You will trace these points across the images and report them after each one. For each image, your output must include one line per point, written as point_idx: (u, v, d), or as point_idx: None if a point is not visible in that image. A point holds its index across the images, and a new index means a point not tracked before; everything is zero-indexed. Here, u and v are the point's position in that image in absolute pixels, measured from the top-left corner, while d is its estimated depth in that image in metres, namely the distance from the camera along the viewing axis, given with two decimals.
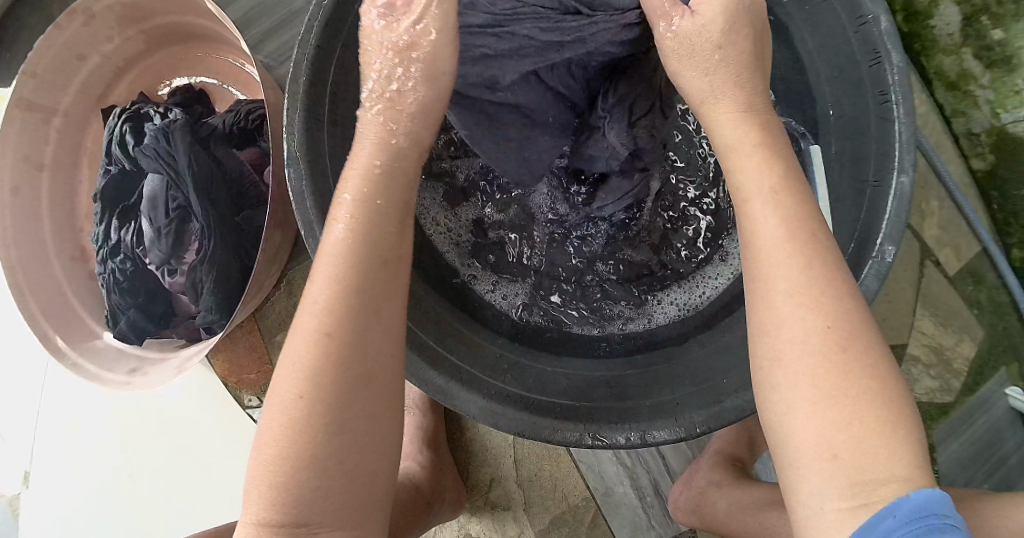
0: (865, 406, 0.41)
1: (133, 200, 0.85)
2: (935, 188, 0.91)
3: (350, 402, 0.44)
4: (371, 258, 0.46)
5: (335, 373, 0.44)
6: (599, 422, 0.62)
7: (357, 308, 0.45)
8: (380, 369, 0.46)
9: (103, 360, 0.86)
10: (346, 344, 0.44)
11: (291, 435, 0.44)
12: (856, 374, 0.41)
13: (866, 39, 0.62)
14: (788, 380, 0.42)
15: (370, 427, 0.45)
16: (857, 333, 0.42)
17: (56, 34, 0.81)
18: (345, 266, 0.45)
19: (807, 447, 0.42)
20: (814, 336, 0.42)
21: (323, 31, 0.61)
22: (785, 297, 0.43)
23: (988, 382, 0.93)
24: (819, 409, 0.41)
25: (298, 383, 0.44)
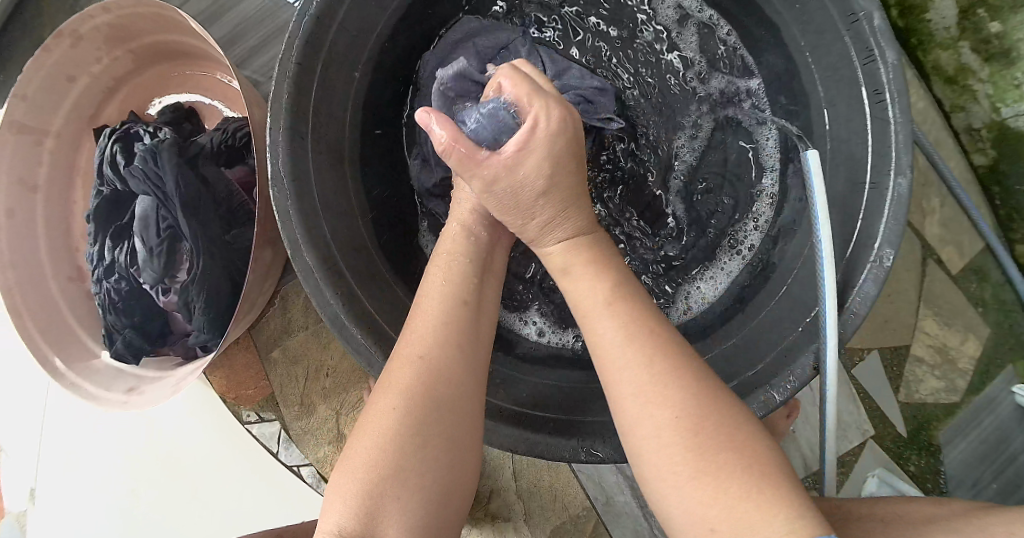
0: (727, 465, 0.47)
1: (125, 219, 0.85)
2: (935, 185, 0.90)
3: (432, 409, 0.55)
4: (461, 295, 0.60)
5: (418, 390, 0.55)
6: (593, 437, 0.61)
7: (452, 338, 0.58)
8: (450, 383, 0.56)
9: (102, 380, 0.86)
10: (433, 363, 0.56)
11: (374, 432, 0.54)
12: (708, 435, 0.48)
13: (858, 38, 0.60)
14: (646, 464, 0.50)
15: (445, 430, 0.55)
16: (696, 413, 0.49)
17: (44, 57, 0.81)
18: (442, 305, 0.59)
19: (690, 521, 0.48)
20: (652, 421, 0.50)
21: (304, 49, 0.60)
22: (652, 408, 0.50)
23: (995, 381, 0.92)
24: (663, 469, 0.49)
25: (392, 397, 0.55)
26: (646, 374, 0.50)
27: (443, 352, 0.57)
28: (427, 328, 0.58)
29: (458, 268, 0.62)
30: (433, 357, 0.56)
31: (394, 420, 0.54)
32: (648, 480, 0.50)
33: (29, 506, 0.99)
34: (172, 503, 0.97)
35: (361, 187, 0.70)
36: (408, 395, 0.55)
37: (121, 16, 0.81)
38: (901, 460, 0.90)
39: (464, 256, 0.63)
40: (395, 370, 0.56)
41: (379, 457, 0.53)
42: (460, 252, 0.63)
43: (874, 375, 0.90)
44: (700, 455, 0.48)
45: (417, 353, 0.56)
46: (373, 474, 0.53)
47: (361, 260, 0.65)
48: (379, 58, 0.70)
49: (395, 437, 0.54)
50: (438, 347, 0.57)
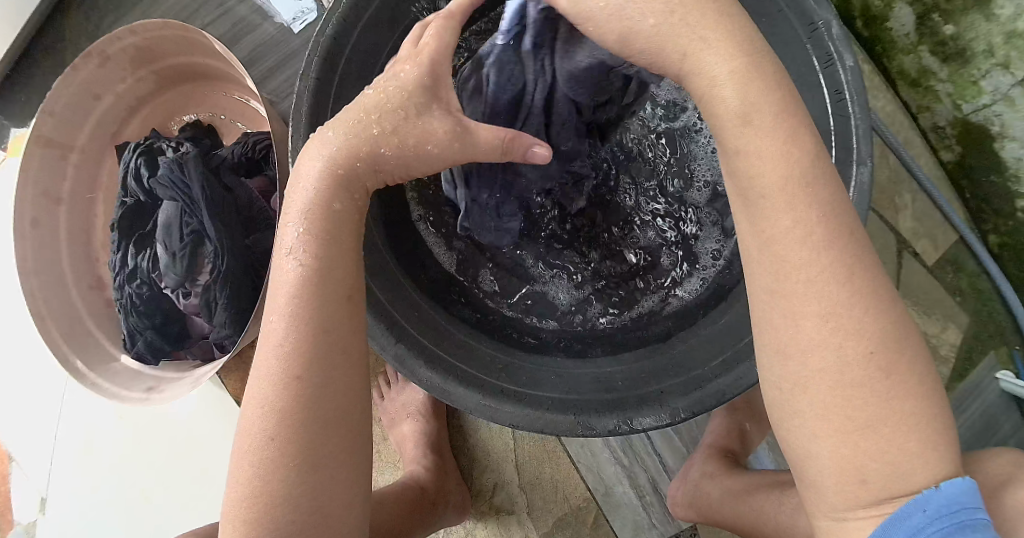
0: (888, 380, 0.46)
1: (148, 228, 0.90)
2: (907, 182, 0.95)
3: (314, 431, 0.50)
4: (317, 314, 0.51)
5: (296, 415, 0.50)
6: (588, 412, 0.66)
7: (317, 349, 0.51)
8: (316, 405, 0.50)
9: (120, 380, 0.90)
10: (309, 384, 0.50)
11: (255, 465, 0.51)
12: (882, 353, 0.46)
13: (819, 44, 0.66)
14: (804, 348, 0.46)
15: (329, 451, 0.51)
16: (873, 299, 0.46)
17: (73, 75, 0.87)
18: (292, 327, 0.51)
19: (815, 415, 0.46)
20: (835, 298, 0.46)
21: (322, 65, 0.66)
22: (834, 283, 0.46)
23: (977, 367, 0.96)
24: (823, 348, 0.46)
25: (263, 421, 0.51)
26: (837, 304, 0.45)
27: (308, 362, 0.50)
28: (280, 345, 0.51)
29: (320, 257, 0.52)
30: (300, 372, 0.50)
31: (273, 446, 0.50)
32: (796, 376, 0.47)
33: (39, 515, 1.02)
34: (181, 505, 1.00)
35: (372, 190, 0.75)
36: (279, 418, 0.50)
37: (148, 38, 0.88)
38: None
39: (333, 241, 0.53)
40: (261, 390, 0.51)
41: (261, 485, 0.50)
42: (328, 237, 0.53)
43: None
44: (862, 341, 0.46)
45: (279, 372, 0.50)
46: (262, 504, 0.50)
47: (371, 255, 0.71)
48: None
49: (280, 462, 0.50)
50: (300, 358, 0.50)
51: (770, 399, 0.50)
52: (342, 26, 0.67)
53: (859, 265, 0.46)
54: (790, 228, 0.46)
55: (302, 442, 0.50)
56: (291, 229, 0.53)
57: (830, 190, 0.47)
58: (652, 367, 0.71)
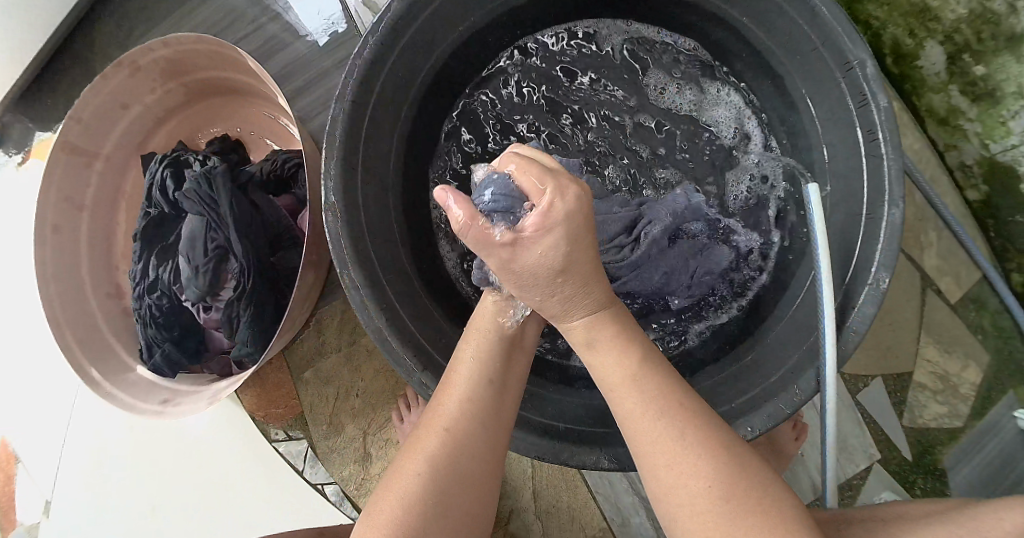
0: (755, 519, 0.49)
1: (171, 239, 0.90)
2: (932, 219, 0.95)
3: (445, 486, 0.55)
4: (495, 372, 0.61)
5: (438, 467, 0.56)
6: (615, 446, 0.64)
7: (489, 403, 0.59)
8: (464, 464, 0.57)
9: (135, 391, 0.89)
10: (459, 436, 0.57)
11: (395, 503, 0.55)
12: (747, 488, 0.50)
13: (853, 83, 0.66)
14: (678, 495, 0.51)
15: (458, 509, 0.56)
16: (732, 446, 0.52)
17: (102, 83, 0.87)
18: (479, 378, 0.59)
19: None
20: (695, 452, 0.51)
21: (358, 85, 0.66)
22: (651, 436, 0.53)
23: (996, 406, 0.95)
24: (696, 500, 0.50)
25: (417, 464, 0.56)
26: (709, 440, 0.52)
27: (467, 428, 0.57)
28: (450, 405, 0.58)
29: (487, 353, 0.61)
30: (456, 432, 0.57)
31: (418, 488, 0.55)
32: (655, 486, 0.53)
33: (43, 518, 1.01)
34: (195, 521, 0.99)
35: (402, 215, 0.75)
36: (432, 468, 0.55)
37: (179, 51, 0.88)
38: (907, 484, 0.93)
39: (496, 344, 0.62)
40: (421, 440, 0.57)
41: (399, 519, 0.54)
42: (492, 345, 0.62)
43: (877, 402, 0.94)
44: (734, 487, 0.50)
45: (441, 427, 0.57)
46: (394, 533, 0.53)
47: (401, 282, 0.70)
48: (420, 101, 0.76)
49: (420, 504, 0.54)
50: (465, 422, 0.57)
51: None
52: (379, 48, 0.66)
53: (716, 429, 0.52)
54: (611, 376, 0.55)
55: (444, 492, 0.55)
56: (471, 333, 0.63)
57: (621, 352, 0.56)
58: None
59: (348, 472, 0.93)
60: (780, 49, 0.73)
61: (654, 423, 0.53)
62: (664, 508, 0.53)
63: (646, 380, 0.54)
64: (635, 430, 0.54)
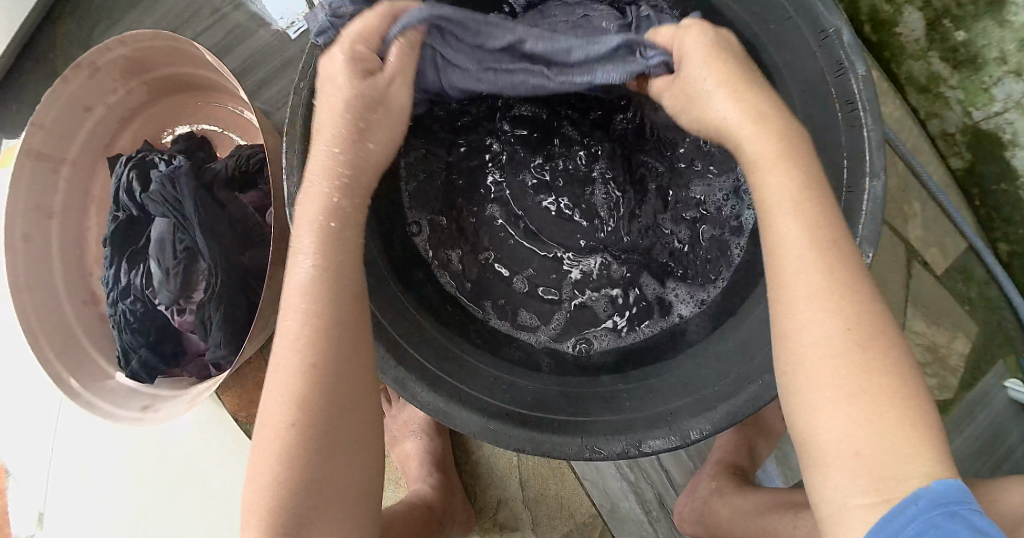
0: (883, 401, 0.45)
1: (140, 244, 0.88)
2: (916, 190, 0.94)
3: (334, 430, 0.51)
4: (341, 300, 0.51)
5: (313, 415, 0.50)
6: (595, 435, 0.63)
7: (342, 324, 0.51)
8: (336, 399, 0.50)
9: (116, 398, 0.88)
10: (322, 375, 0.50)
11: (270, 453, 0.50)
12: (883, 383, 0.45)
13: (830, 52, 0.64)
14: (813, 383, 0.46)
15: (349, 437, 0.51)
16: (881, 339, 0.46)
17: (63, 87, 0.85)
18: (319, 305, 0.51)
19: (837, 441, 0.45)
20: (838, 339, 0.46)
21: (315, 75, 0.64)
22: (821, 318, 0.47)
23: (986, 376, 0.94)
24: (839, 374, 0.45)
25: (284, 414, 0.50)
26: (849, 330, 0.46)
27: (329, 362, 0.50)
28: (303, 340, 0.50)
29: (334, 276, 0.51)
30: (318, 368, 0.50)
31: (287, 435, 0.49)
32: (801, 402, 0.47)
33: (36, 529, 1.00)
34: (187, 527, 0.98)
35: (370, 207, 0.73)
36: (301, 409, 0.49)
37: (137, 49, 0.85)
38: None
39: (337, 263, 0.52)
40: (276, 384, 0.50)
41: (276, 476, 0.49)
42: (334, 256, 0.52)
43: None
44: (870, 377, 0.45)
45: (301, 366, 0.50)
46: (283, 491, 0.49)
47: (371, 275, 0.69)
48: None
49: (298, 452, 0.49)
50: (323, 347, 0.50)
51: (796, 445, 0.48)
52: (336, 34, 0.65)
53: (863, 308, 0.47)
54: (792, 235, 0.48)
55: (323, 427, 0.50)
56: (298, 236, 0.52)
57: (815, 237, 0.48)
58: (660, 387, 0.69)
59: None
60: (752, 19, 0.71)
61: (812, 334, 0.47)
62: (801, 422, 0.47)
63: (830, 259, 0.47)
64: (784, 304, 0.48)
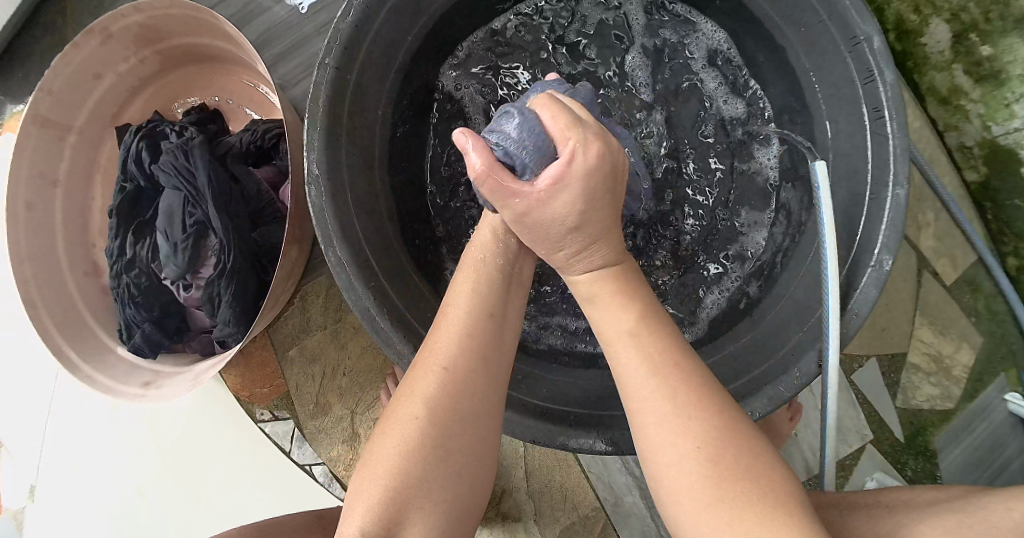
0: (743, 503, 0.47)
1: (148, 216, 0.87)
2: (930, 199, 0.94)
3: (449, 433, 0.54)
4: (486, 320, 0.58)
5: (426, 413, 0.54)
6: (611, 429, 0.63)
7: (485, 338, 0.58)
8: (481, 405, 0.56)
9: (116, 373, 0.86)
10: (457, 374, 0.55)
11: (406, 441, 0.54)
12: (729, 476, 0.48)
13: (860, 59, 0.64)
14: (672, 485, 0.50)
15: (461, 443, 0.55)
16: (722, 439, 0.49)
17: (74, 53, 0.83)
18: (469, 317, 0.58)
19: (704, 535, 0.48)
20: (679, 439, 0.50)
21: (340, 53, 0.63)
22: (656, 427, 0.51)
23: (988, 388, 0.95)
24: (674, 472, 0.50)
25: (416, 408, 0.54)
26: (689, 431, 0.50)
27: (462, 368, 0.55)
28: (445, 346, 0.56)
29: (479, 297, 0.59)
30: (453, 368, 0.55)
31: (416, 430, 0.54)
32: (654, 467, 0.51)
33: (28, 503, 0.99)
34: (182, 504, 0.97)
35: (389, 190, 0.72)
36: (429, 406, 0.54)
37: (153, 17, 0.84)
38: (898, 465, 0.93)
39: (487, 289, 0.60)
40: (417, 382, 0.56)
41: (398, 466, 0.53)
42: (483, 289, 0.60)
43: (872, 381, 0.93)
44: (718, 484, 0.48)
45: (437, 368, 0.55)
46: (396, 483, 0.52)
47: (389, 258, 0.68)
48: (409, 69, 0.74)
49: (417, 447, 0.53)
50: (461, 361, 0.56)
51: (673, 531, 0.51)
52: (365, 11, 0.63)
53: (714, 405, 0.51)
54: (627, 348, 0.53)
55: (443, 433, 0.54)
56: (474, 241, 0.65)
57: (643, 347, 0.53)
58: None
59: (336, 453, 0.91)
60: (785, 21, 0.71)
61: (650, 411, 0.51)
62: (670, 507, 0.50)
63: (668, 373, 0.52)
64: (646, 407, 0.51)
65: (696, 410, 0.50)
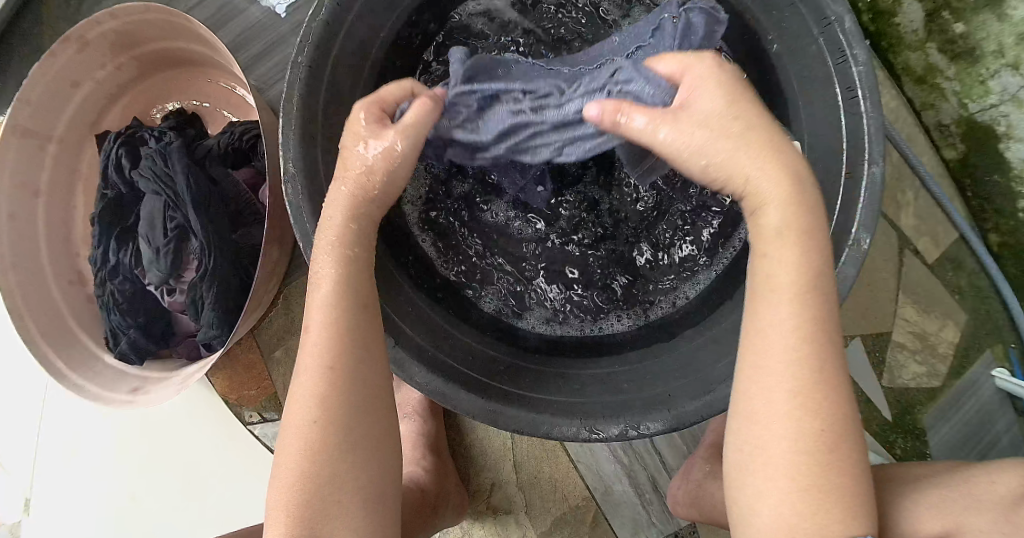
0: (826, 473, 0.47)
1: (130, 222, 0.87)
2: (911, 179, 0.95)
3: (345, 427, 0.53)
4: (354, 303, 0.55)
5: (319, 413, 0.53)
6: (595, 416, 0.63)
7: (361, 325, 0.55)
8: (368, 389, 0.55)
9: (105, 381, 0.86)
10: (343, 374, 0.53)
11: (307, 445, 0.53)
12: (828, 455, 0.48)
13: (832, 39, 0.64)
14: (765, 452, 0.49)
15: (364, 433, 0.54)
16: (832, 402, 0.48)
17: (51, 61, 0.83)
18: (336, 306, 0.54)
19: (772, 493, 0.48)
20: (784, 399, 0.48)
21: (313, 50, 0.63)
22: (784, 387, 0.48)
23: (973, 364, 0.96)
24: (781, 428, 0.48)
25: (309, 410, 0.53)
26: (813, 396, 0.48)
27: (339, 357, 0.54)
28: (319, 339, 0.54)
29: (343, 281, 0.55)
30: (334, 362, 0.53)
31: (313, 432, 0.53)
32: (740, 425, 0.51)
33: (24, 515, 0.99)
34: (175, 509, 0.97)
35: None
36: (319, 405, 0.53)
37: (128, 23, 0.84)
38: (886, 443, 0.94)
39: (352, 274, 0.56)
40: (301, 383, 0.54)
41: (306, 473, 0.53)
42: (348, 275, 0.56)
43: (858, 362, 0.93)
44: (815, 447, 0.48)
45: (319, 365, 0.53)
46: (307, 489, 0.52)
47: None
48: (383, 65, 0.74)
49: (317, 449, 0.53)
50: (336, 350, 0.54)
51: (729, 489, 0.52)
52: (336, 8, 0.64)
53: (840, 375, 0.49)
54: (779, 312, 0.49)
55: (339, 430, 0.53)
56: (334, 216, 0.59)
57: (801, 304, 0.49)
58: (654, 369, 0.69)
59: None
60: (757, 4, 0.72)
61: (779, 312, 0.49)
62: (740, 464, 0.50)
63: (809, 335, 0.49)
64: (758, 361, 0.50)
65: (829, 388, 0.48)
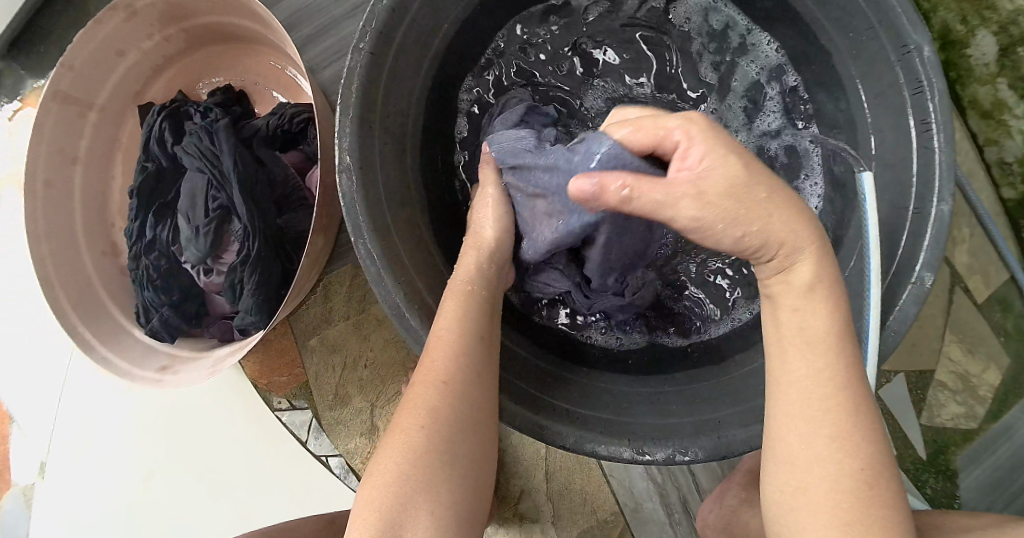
0: (852, 452, 0.46)
1: (170, 197, 0.85)
2: (967, 216, 0.92)
3: (451, 441, 0.54)
4: (475, 330, 0.58)
5: (432, 420, 0.54)
6: (642, 438, 0.61)
7: (478, 352, 0.58)
8: (475, 412, 0.56)
9: (132, 356, 0.84)
10: (457, 389, 0.55)
11: (410, 446, 0.53)
12: (852, 430, 0.47)
13: (909, 69, 0.62)
14: (801, 448, 0.48)
15: (462, 451, 0.54)
16: (844, 401, 0.48)
17: (98, 29, 0.81)
18: (461, 328, 0.57)
19: (819, 492, 0.46)
20: (819, 402, 0.47)
21: (376, 38, 0.61)
22: (794, 386, 0.49)
23: (1012, 409, 0.93)
24: (805, 433, 0.48)
25: (421, 416, 0.54)
26: (838, 396, 0.47)
27: (460, 374, 0.56)
28: (441, 354, 0.56)
29: (469, 310, 0.59)
30: (451, 376, 0.55)
31: (421, 436, 0.53)
32: (773, 436, 0.50)
33: (37, 478, 0.98)
34: (192, 487, 0.96)
35: (419, 184, 0.71)
36: (432, 412, 0.54)
37: None
38: (918, 482, 0.91)
39: (476, 308, 0.60)
40: (416, 390, 0.55)
41: (402, 474, 0.52)
42: (472, 309, 0.59)
43: (899, 398, 0.91)
44: (849, 437, 0.47)
45: (438, 377, 0.55)
46: (399, 489, 0.51)
47: (419, 250, 0.67)
48: (443, 59, 0.72)
49: (422, 453, 0.52)
50: (458, 364, 0.56)
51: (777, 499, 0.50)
52: None
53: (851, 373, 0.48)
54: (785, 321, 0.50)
55: (445, 439, 0.53)
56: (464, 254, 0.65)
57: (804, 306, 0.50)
58: (702, 394, 0.67)
59: (353, 445, 0.89)
60: (831, 23, 0.69)
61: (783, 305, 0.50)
62: (789, 478, 0.48)
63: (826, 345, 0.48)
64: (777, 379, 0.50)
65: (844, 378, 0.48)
